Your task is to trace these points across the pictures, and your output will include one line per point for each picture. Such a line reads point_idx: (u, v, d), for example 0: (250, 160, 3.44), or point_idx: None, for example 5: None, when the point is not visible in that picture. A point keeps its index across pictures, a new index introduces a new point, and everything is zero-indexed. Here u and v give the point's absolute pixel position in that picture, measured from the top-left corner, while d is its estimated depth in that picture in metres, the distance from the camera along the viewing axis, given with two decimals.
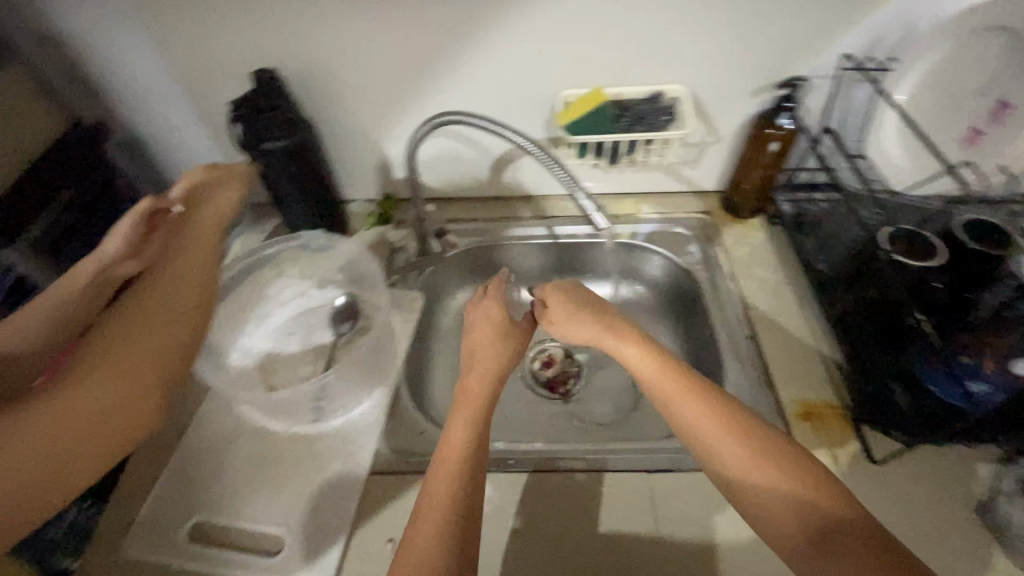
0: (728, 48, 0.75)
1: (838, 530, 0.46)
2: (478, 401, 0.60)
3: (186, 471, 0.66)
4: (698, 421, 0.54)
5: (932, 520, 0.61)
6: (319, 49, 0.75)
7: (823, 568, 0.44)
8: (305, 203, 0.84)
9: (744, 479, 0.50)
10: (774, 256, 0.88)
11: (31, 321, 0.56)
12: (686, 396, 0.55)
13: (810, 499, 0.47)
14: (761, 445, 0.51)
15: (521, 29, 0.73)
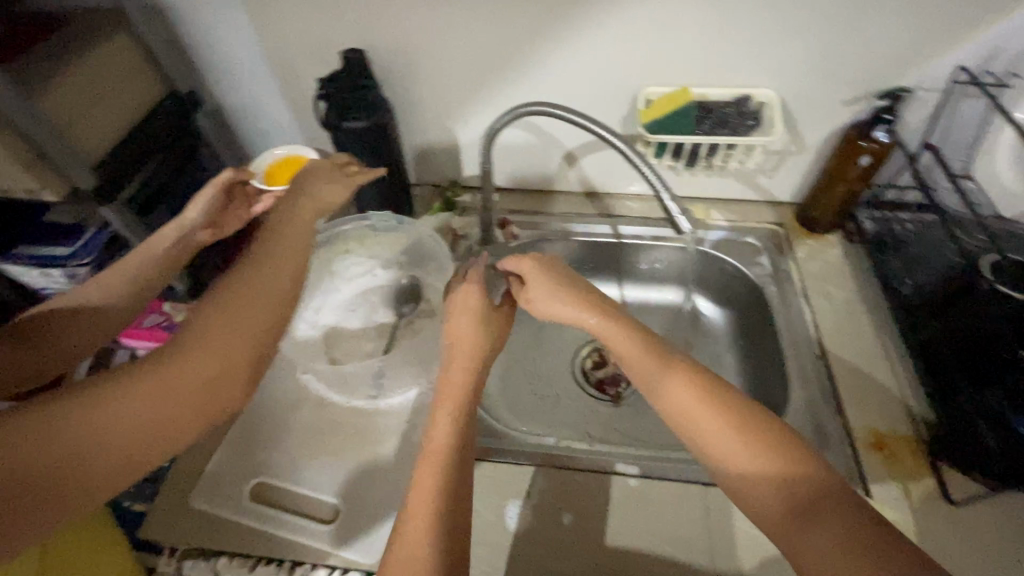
0: (828, 52, 0.71)
1: (829, 499, 0.41)
2: (459, 381, 0.58)
3: (250, 433, 0.69)
4: (678, 406, 0.50)
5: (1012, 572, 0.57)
6: (407, 31, 0.76)
7: (810, 546, 0.40)
8: (377, 183, 0.85)
9: (731, 471, 0.46)
10: (851, 275, 0.84)
11: (118, 280, 0.60)
12: (671, 380, 0.51)
13: (804, 483, 0.42)
14: (744, 421, 0.47)
15: (609, 23, 0.71)
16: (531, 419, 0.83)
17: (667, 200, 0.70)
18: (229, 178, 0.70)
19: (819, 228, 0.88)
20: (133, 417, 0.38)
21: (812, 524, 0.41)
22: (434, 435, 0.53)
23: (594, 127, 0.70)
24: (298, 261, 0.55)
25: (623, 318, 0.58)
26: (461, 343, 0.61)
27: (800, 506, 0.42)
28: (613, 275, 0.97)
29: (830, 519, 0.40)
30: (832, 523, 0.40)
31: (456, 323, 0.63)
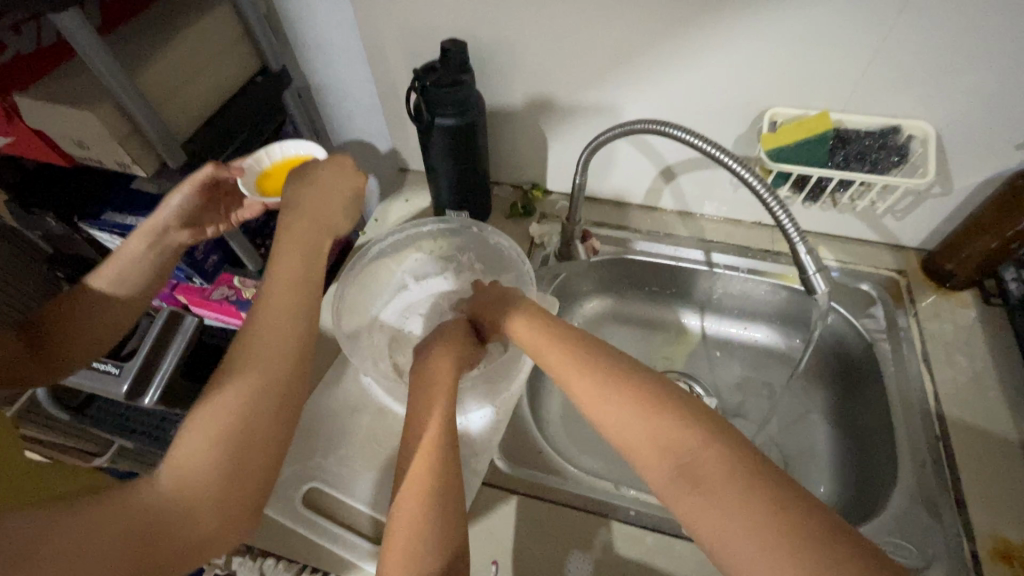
0: (1013, 84, 0.59)
1: (723, 469, 0.40)
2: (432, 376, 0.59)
3: (308, 434, 0.66)
4: (581, 390, 0.50)
5: None
6: (516, 23, 0.70)
7: (696, 510, 0.39)
8: (459, 182, 0.81)
9: (631, 445, 0.45)
10: (983, 342, 0.72)
11: (108, 277, 0.62)
12: (570, 363, 0.52)
13: (689, 450, 0.42)
14: (629, 390, 0.47)
15: (743, 31, 0.63)
16: (593, 452, 0.77)
17: (798, 245, 0.62)
18: (208, 177, 0.65)
19: (948, 283, 0.76)
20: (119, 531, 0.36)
21: (695, 490, 0.40)
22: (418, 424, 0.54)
23: (711, 150, 0.62)
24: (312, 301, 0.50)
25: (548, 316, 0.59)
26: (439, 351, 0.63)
27: (683, 470, 0.41)
28: (697, 304, 0.90)
29: (711, 482, 0.40)
30: (713, 485, 0.39)
31: (443, 338, 0.64)
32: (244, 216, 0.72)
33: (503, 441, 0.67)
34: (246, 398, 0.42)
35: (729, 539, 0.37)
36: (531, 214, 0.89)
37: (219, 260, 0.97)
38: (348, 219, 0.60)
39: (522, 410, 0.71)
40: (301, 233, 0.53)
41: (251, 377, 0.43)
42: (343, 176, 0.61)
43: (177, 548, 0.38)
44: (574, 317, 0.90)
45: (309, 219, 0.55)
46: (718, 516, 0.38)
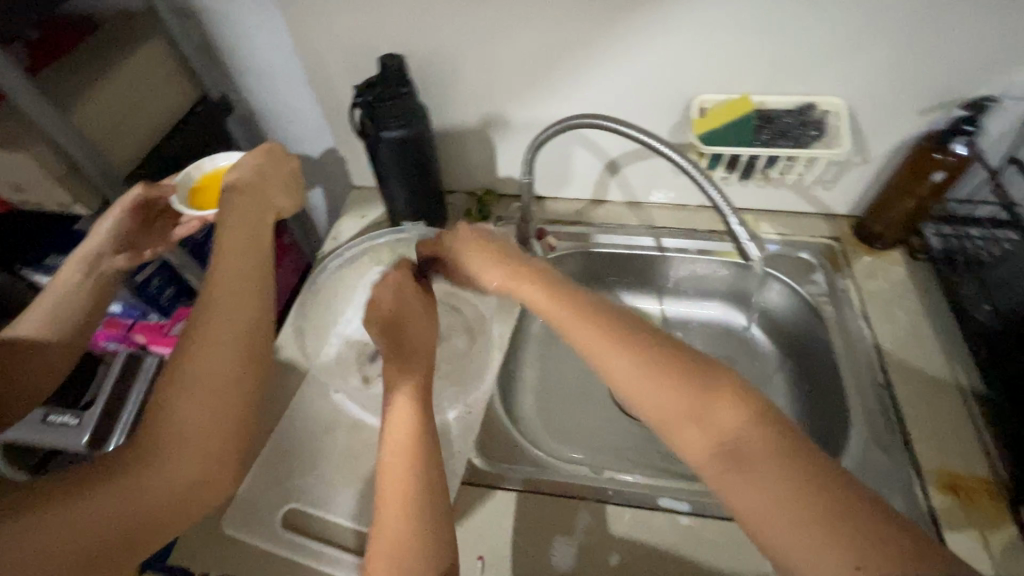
0: (909, 55, 0.65)
1: (766, 451, 0.39)
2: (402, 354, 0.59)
3: (283, 456, 0.66)
4: (613, 369, 0.47)
5: None
6: (451, 33, 0.72)
7: (737, 489, 0.38)
8: (412, 193, 0.82)
9: (666, 423, 0.44)
10: (915, 294, 0.78)
11: (39, 314, 0.60)
12: (591, 325, 0.50)
13: (728, 432, 0.41)
14: (665, 369, 0.45)
15: (662, 27, 0.67)
16: (568, 441, 0.79)
17: (732, 221, 0.66)
18: (139, 198, 0.66)
19: (878, 244, 0.82)
20: (127, 471, 0.42)
21: (737, 470, 0.39)
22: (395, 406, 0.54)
23: (647, 139, 0.66)
24: (263, 263, 0.57)
25: (535, 266, 0.58)
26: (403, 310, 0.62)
27: (727, 450, 0.40)
28: (654, 288, 0.93)
29: (759, 466, 0.38)
30: (752, 465, 0.38)
31: (413, 318, 0.62)
32: (179, 234, 0.70)
33: (478, 439, 0.68)
34: (212, 348, 0.48)
35: (767, 520, 0.36)
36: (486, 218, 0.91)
37: (177, 293, 0.91)
38: (291, 197, 0.68)
39: (495, 407, 0.73)
40: (245, 210, 0.61)
41: (221, 338, 0.49)
42: (280, 159, 0.68)
43: (172, 503, 0.43)
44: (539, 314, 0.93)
45: (254, 198, 0.63)
46: (766, 498, 0.37)
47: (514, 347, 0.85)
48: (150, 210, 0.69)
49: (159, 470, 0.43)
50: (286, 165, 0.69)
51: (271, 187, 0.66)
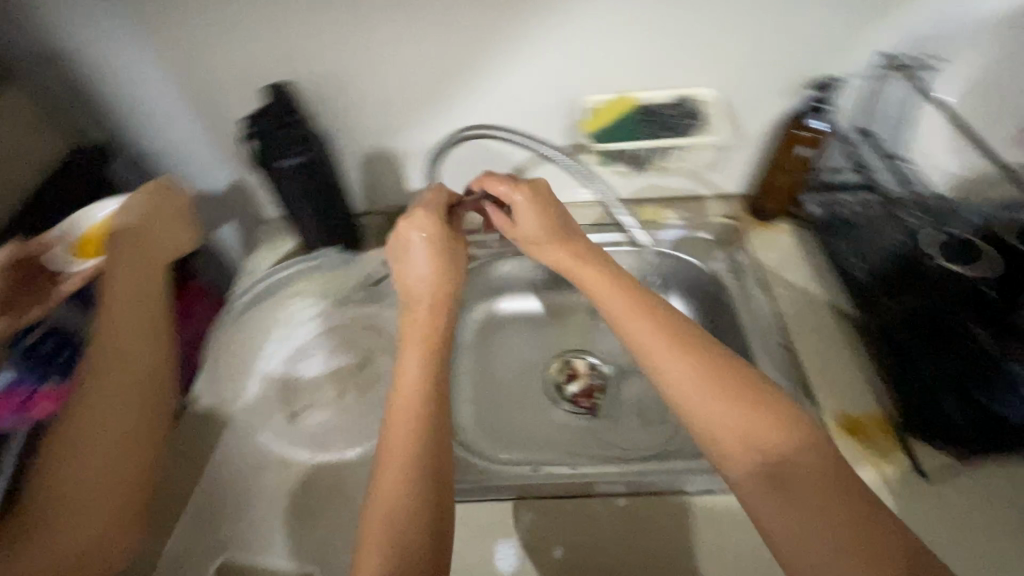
0: (762, 43, 0.72)
1: (819, 480, 0.46)
2: (410, 392, 0.54)
3: (209, 508, 0.63)
4: (684, 380, 0.53)
5: (986, 536, 0.59)
6: (341, 55, 0.73)
7: (777, 507, 0.45)
8: (320, 220, 0.81)
9: (721, 436, 0.49)
10: (804, 259, 0.85)
11: None
12: (643, 322, 0.58)
13: (790, 465, 0.47)
14: (733, 390, 0.51)
15: (540, 35, 0.71)
16: (509, 445, 0.81)
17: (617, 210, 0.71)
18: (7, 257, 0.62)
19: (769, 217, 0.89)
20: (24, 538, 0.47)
21: (779, 491, 0.46)
22: (404, 374, 0.55)
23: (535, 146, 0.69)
24: (153, 309, 0.64)
25: (584, 253, 0.67)
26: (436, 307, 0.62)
27: (788, 484, 0.46)
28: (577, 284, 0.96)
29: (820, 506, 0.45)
30: (802, 489, 0.45)
31: (417, 250, 0.65)
32: (67, 289, 0.64)
33: None
34: (98, 403, 0.55)
35: (798, 534, 0.44)
36: None
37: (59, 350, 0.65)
38: (180, 235, 0.73)
39: None
40: (124, 260, 0.64)
41: (104, 395, 0.56)
42: (163, 196, 0.71)
43: (78, 558, 0.49)
44: (468, 324, 0.94)
45: (137, 244, 0.66)
46: (795, 516, 0.44)
47: None
48: (31, 269, 0.64)
49: (57, 529, 0.49)
50: (173, 202, 0.72)
51: (158, 229, 0.70)
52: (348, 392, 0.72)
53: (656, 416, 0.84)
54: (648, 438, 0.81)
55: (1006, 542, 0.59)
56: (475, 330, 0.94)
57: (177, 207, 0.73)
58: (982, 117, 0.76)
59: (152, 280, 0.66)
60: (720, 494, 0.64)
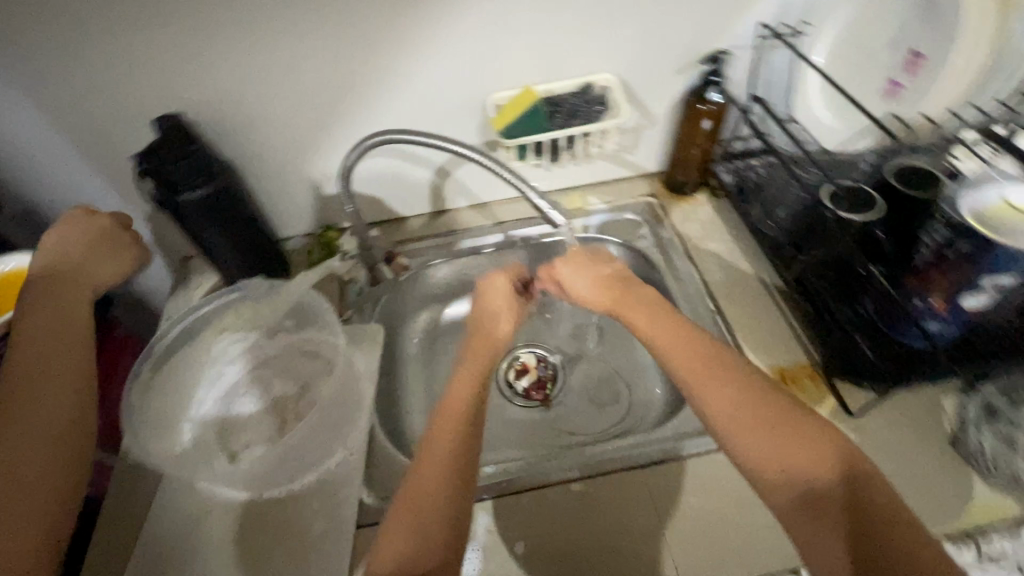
0: (652, 24, 0.74)
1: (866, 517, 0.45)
2: (443, 456, 0.50)
3: (151, 567, 0.59)
4: (736, 410, 0.50)
5: (912, 460, 0.64)
6: (235, 79, 0.71)
7: (819, 538, 0.45)
8: (237, 252, 0.77)
9: (767, 470, 0.48)
10: (723, 225, 0.89)
11: None
12: (694, 353, 0.54)
13: (830, 494, 0.46)
14: (789, 424, 0.49)
15: (437, 37, 0.71)
16: None
17: (535, 198, 0.69)
18: None
19: (687, 190, 0.92)
20: None
21: (823, 521, 0.45)
22: (436, 442, 0.51)
23: (447, 145, 0.68)
24: (74, 347, 0.59)
25: (639, 294, 0.62)
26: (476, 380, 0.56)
27: (833, 510, 0.46)
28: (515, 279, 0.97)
29: (857, 533, 0.45)
30: (847, 524, 0.45)
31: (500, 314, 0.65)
32: None
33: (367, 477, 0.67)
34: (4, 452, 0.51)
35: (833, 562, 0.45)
36: (332, 255, 0.90)
37: None
38: (114, 266, 0.67)
39: (380, 439, 0.72)
40: (42, 297, 0.61)
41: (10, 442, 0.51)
42: (85, 227, 0.67)
43: None
44: (412, 334, 0.93)
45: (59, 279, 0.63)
46: (835, 549, 0.45)
47: (392, 375, 0.85)
48: None
49: None
50: (102, 232, 0.68)
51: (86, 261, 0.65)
52: (291, 423, 0.70)
53: (606, 397, 0.86)
54: (600, 420, 0.83)
55: (928, 462, 0.63)
56: (420, 340, 0.93)
57: (111, 237, 0.68)
58: (853, 75, 0.79)
59: (76, 317, 0.61)
60: (669, 462, 0.67)
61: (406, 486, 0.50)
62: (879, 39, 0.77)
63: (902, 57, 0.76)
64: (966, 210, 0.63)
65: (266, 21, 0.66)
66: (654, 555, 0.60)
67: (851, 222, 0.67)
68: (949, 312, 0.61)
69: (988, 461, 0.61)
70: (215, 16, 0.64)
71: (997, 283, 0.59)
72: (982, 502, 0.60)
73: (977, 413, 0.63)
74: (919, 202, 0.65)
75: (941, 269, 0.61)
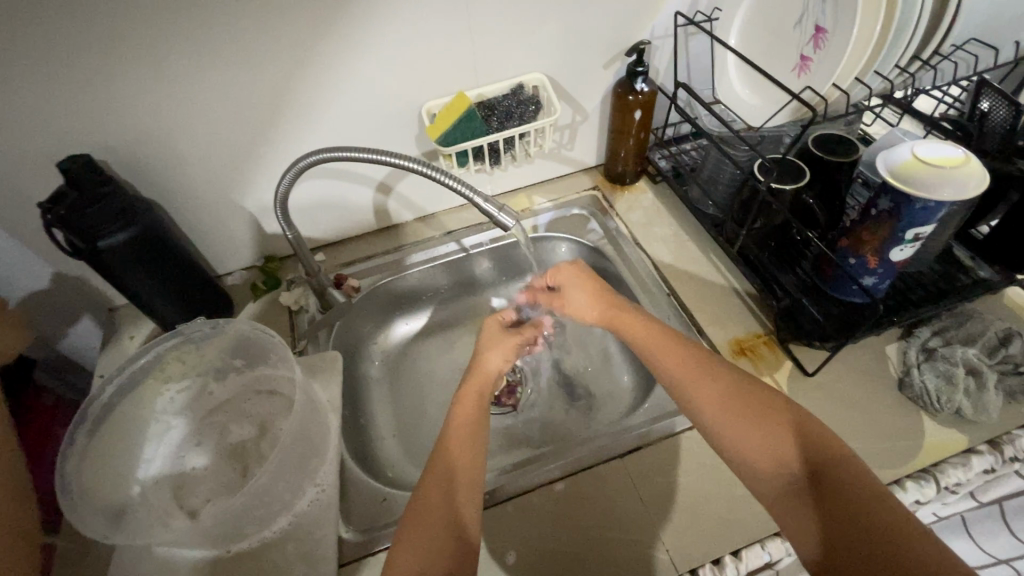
0: (575, 21, 0.75)
1: (845, 491, 0.47)
2: (440, 471, 0.55)
3: None
4: (708, 403, 0.56)
5: (868, 410, 0.67)
6: (149, 113, 0.66)
7: (802, 514, 0.48)
8: (172, 295, 0.72)
9: (747, 454, 0.53)
10: (666, 210, 0.91)
11: None
12: (677, 356, 0.61)
13: (794, 467, 0.50)
14: (765, 413, 0.54)
15: (363, 50, 0.69)
16: None
17: (479, 200, 0.68)
18: None
19: (627, 180, 0.95)
20: None
21: (810, 499, 0.48)
22: (436, 464, 0.56)
23: (390, 158, 0.65)
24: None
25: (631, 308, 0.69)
26: (471, 425, 0.59)
27: (800, 481, 0.50)
28: (471, 288, 0.97)
29: (821, 498, 0.48)
30: (830, 498, 0.47)
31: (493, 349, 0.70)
32: None
33: (343, 511, 0.64)
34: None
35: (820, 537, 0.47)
36: (277, 286, 0.86)
37: None
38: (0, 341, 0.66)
39: (352, 471, 0.69)
40: None
41: None
42: None
43: None
44: (372, 357, 0.90)
45: None
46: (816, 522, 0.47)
47: (357, 402, 0.82)
48: None
49: None
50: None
51: None
52: (254, 467, 0.66)
53: (575, 393, 0.86)
54: (572, 416, 0.83)
55: (880, 410, 0.67)
56: (381, 361, 0.91)
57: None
58: (767, 53, 0.82)
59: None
60: (646, 448, 0.67)
61: (407, 512, 0.52)
62: (787, 17, 0.78)
63: (809, 33, 0.77)
64: (881, 168, 0.59)
65: (177, 49, 0.62)
66: (644, 542, 0.60)
67: (784, 192, 0.70)
68: (879, 266, 0.64)
69: (935, 399, 0.65)
70: (117, 49, 0.60)
71: (919, 233, 0.60)
72: (935, 439, 0.64)
73: (920, 357, 0.69)
74: (841, 166, 0.68)
75: (867, 225, 0.62)
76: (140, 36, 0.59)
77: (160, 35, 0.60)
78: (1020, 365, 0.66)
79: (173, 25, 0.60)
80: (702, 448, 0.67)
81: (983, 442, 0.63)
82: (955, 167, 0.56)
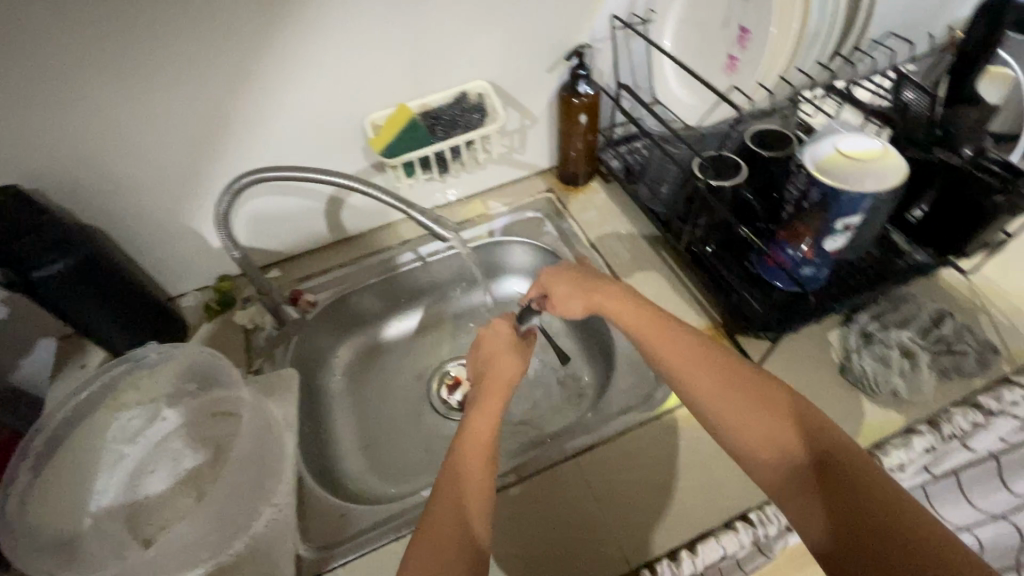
0: (515, 28, 0.76)
1: (853, 481, 0.46)
2: (448, 496, 0.52)
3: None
4: (708, 397, 0.55)
5: (814, 396, 0.69)
6: (81, 137, 0.65)
7: (805, 500, 0.47)
8: (120, 321, 0.71)
9: (745, 444, 0.52)
10: (618, 209, 0.93)
11: None
12: (673, 346, 0.59)
13: (798, 458, 0.49)
14: (768, 403, 0.52)
15: (302, 66, 0.69)
16: (405, 480, 0.79)
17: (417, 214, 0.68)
18: None
19: (580, 180, 0.96)
20: None
21: (814, 488, 0.47)
22: (441, 489, 0.53)
23: (319, 176, 0.65)
24: None
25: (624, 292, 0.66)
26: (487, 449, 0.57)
27: (805, 473, 0.48)
28: (431, 295, 0.97)
29: (830, 492, 0.46)
30: (836, 488, 0.46)
31: (502, 359, 0.69)
32: None
33: (300, 530, 0.64)
34: None
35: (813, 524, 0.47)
36: (230, 305, 0.85)
37: None
38: None
39: (310, 488, 0.68)
40: None
41: None
42: None
43: None
44: (333, 371, 0.90)
45: None
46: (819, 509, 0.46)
47: (317, 418, 0.81)
48: None
49: None
50: None
51: None
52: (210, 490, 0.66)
53: (537, 395, 0.87)
54: (533, 419, 0.84)
55: (824, 396, 0.69)
56: (342, 374, 0.90)
57: None
58: (697, 55, 0.87)
59: None
60: (601, 447, 0.68)
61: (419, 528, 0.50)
62: (715, 20, 0.84)
63: (734, 34, 0.84)
64: (807, 161, 0.62)
65: (106, 72, 0.61)
66: (596, 540, 0.61)
67: (722, 189, 0.72)
68: (814, 256, 0.66)
69: (874, 382, 0.68)
70: (32, 75, 0.58)
71: (847, 224, 0.62)
72: (874, 421, 0.66)
73: (859, 341, 0.71)
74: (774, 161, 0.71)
75: (798, 219, 0.64)
76: (62, 60, 0.58)
77: (83, 57, 0.59)
78: (952, 344, 0.70)
79: (90, 49, 0.58)
80: (653, 443, 0.68)
81: (920, 421, 0.65)
82: (871, 160, 0.60)
